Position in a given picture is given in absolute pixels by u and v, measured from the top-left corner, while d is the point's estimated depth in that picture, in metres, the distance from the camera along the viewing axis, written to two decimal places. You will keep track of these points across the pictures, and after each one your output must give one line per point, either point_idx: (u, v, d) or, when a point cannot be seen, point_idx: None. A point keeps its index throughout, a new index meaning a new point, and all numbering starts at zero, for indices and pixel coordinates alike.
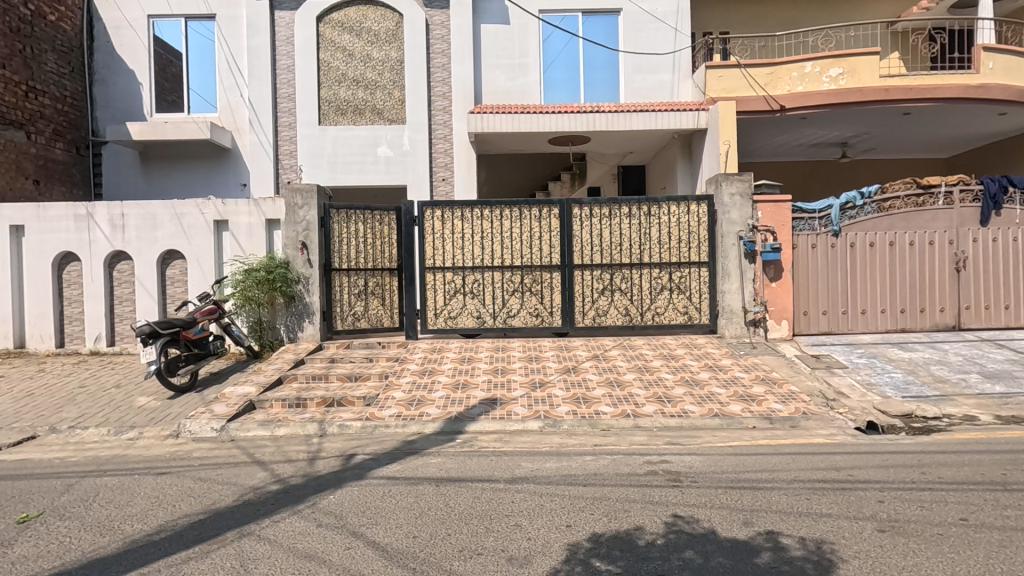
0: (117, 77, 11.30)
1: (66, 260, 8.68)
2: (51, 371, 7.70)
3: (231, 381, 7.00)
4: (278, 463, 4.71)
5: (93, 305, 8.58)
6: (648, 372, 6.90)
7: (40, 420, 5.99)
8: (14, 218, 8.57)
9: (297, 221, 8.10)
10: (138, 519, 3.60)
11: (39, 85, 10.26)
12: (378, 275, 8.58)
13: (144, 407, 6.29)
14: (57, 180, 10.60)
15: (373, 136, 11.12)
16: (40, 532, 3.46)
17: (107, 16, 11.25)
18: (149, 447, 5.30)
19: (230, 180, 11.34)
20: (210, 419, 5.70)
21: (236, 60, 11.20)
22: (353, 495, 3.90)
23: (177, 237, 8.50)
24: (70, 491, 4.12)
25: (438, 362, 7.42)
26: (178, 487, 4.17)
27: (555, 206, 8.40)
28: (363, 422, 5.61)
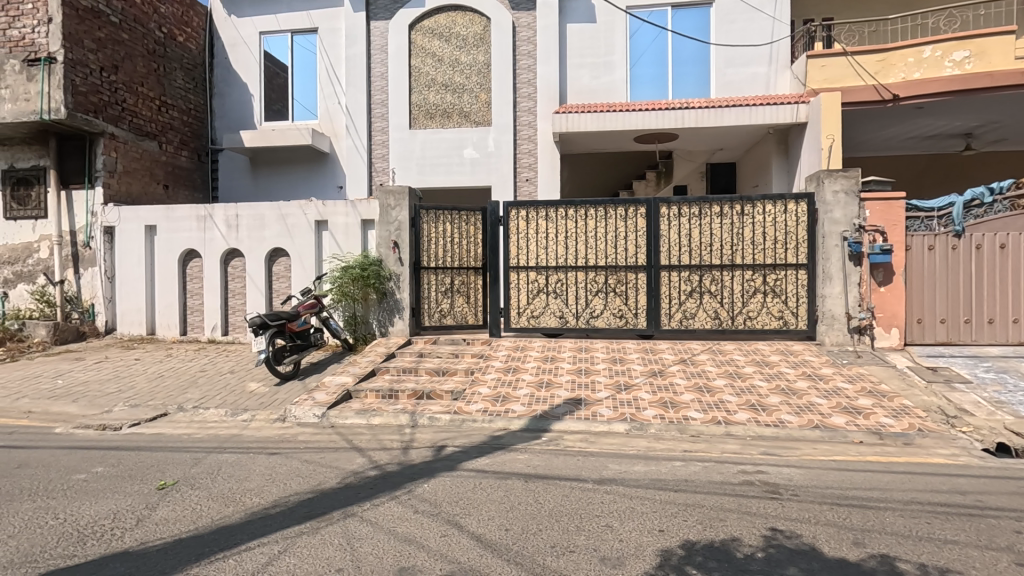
0: (233, 89, 12.38)
1: (189, 257, 9.63)
2: (177, 356, 8.58)
3: (329, 371, 7.47)
4: (375, 450, 4.98)
5: (211, 298, 9.47)
6: (740, 378, 6.61)
7: (170, 399, 6.69)
8: (148, 219, 9.63)
9: (390, 221, 8.50)
10: (255, 494, 3.95)
11: (169, 99, 11.44)
12: (464, 273, 8.80)
13: (255, 392, 6.87)
14: (182, 184, 11.76)
15: (460, 139, 11.44)
16: (177, 498, 3.89)
17: (225, 35, 12.36)
18: (260, 429, 5.79)
19: (328, 182, 12.07)
20: (313, 406, 6.12)
21: (335, 70, 11.91)
22: (446, 486, 4.04)
23: (282, 236, 9.20)
24: (199, 464, 4.59)
25: (522, 360, 7.52)
26: (288, 467, 4.52)
27: (642, 205, 8.23)
28: (452, 415, 5.81)
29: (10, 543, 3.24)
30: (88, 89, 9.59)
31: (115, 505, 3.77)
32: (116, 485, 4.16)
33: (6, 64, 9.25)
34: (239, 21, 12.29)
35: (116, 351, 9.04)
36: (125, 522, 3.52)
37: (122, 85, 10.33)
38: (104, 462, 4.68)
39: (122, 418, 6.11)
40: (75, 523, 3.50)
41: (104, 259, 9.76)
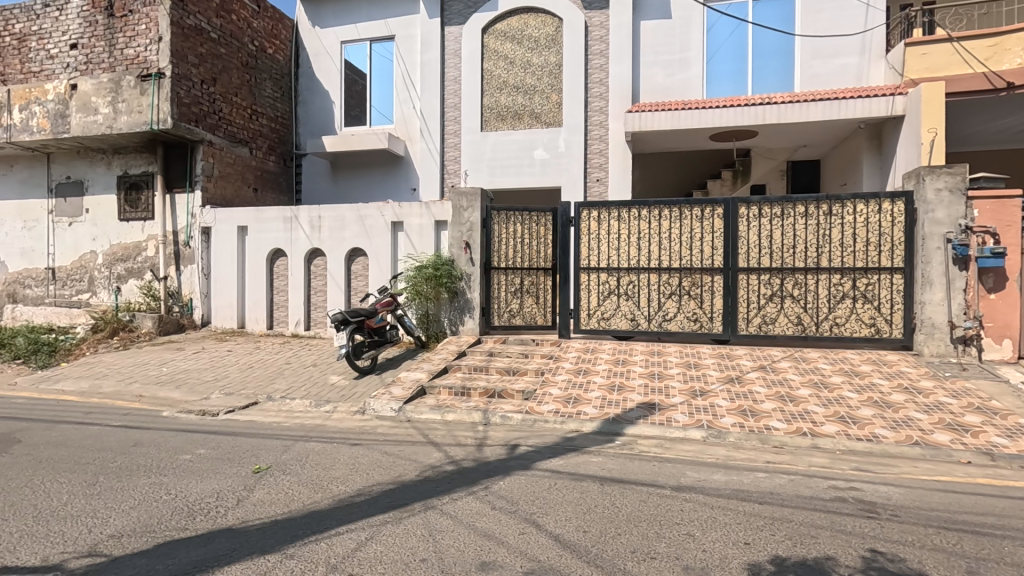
0: (316, 97, 13.05)
1: (276, 256, 10.24)
2: (265, 349, 9.16)
3: (404, 367, 7.72)
4: (450, 445, 5.10)
5: (295, 294, 10.03)
6: (827, 389, 6.22)
7: (260, 389, 7.15)
8: (241, 220, 10.33)
9: (463, 222, 8.67)
10: (341, 482, 4.14)
11: (260, 108, 12.21)
12: (534, 274, 8.80)
13: (336, 385, 7.22)
14: (270, 187, 12.51)
15: (531, 140, 11.51)
16: (272, 482, 4.16)
17: (309, 46, 13.06)
18: (342, 420, 6.07)
19: (402, 184, 12.47)
20: (390, 400, 6.36)
21: (411, 75, 12.29)
22: (521, 484, 4.08)
23: (361, 236, 9.61)
24: (289, 451, 4.88)
25: (592, 363, 7.45)
26: (370, 458, 4.72)
27: (719, 205, 7.95)
28: (524, 415, 5.84)
29: (131, 514, 3.58)
30: (190, 101, 10.42)
31: (218, 485, 4.08)
32: (217, 466, 4.50)
33: (123, 80, 10.22)
34: (322, 32, 12.95)
35: (212, 342, 9.77)
36: (227, 501, 3.80)
37: (219, 96, 11.15)
38: (206, 445, 5.07)
39: (219, 404, 6.59)
40: (184, 499, 3.81)
41: (202, 257, 10.57)
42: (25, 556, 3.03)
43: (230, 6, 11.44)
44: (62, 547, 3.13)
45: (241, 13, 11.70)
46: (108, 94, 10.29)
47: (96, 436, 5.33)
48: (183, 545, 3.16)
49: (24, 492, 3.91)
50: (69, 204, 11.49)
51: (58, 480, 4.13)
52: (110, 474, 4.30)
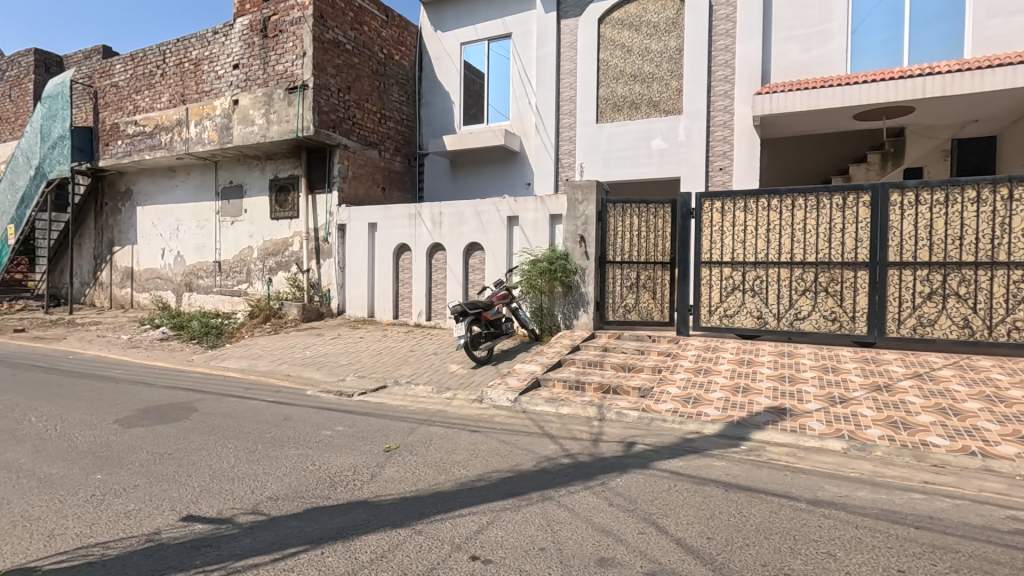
0: (437, 98, 13.65)
1: (402, 250, 10.93)
2: (392, 336, 9.84)
3: (519, 359, 7.88)
4: (566, 439, 5.12)
5: (418, 287, 10.66)
6: (1003, 404, 5.34)
7: (388, 373, 7.72)
8: (371, 218, 11.15)
9: (578, 216, 8.63)
10: (462, 467, 4.33)
11: (388, 112, 13.06)
12: (650, 268, 8.50)
13: (455, 373, 7.57)
14: (396, 186, 13.33)
15: (648, 130, 11.16)
16: (400, 461, 4.47)
17: (432, 50, 13.69)
18: (461, 407, 6.34)
19: (517, 179, 12.67)
20: (506, 390, 6.53)
21: (526, 71, 12.42)
22: (639, 483, 3.99)
23: (478, 231, 9.96)
24: (414, 433, 5.21)
25: (714, 362, 7.06)
26: (488, 445, 4.88)
27: (866, 192, 7.13)
28: (640, 412, 5.71)
29: (284, 480, 4.03)
30: (329, 109, 11.44)
31: (355, 460, 4.47)
32: (353, 443, 4.92)
33: (274, 93, 11.46)
34: (443, 35, 13.51)
35: (346, 329, 10.69)
36: (363, 475, 4.15)
37: (353, 103, 12.10)
38: (343, 423, 5.57)
39: (354, 386, 7.21)
40: (327, 471, 4.22)
41: (338, 251, 11.57)
42: (206, 507, 3.55)
43: (362, 18, 12.37)
44: (231, 503, 3.61)
45: (372, 24, 12.60)
46: (262, 107, 11.61)
47: (254, 409, 6.08)
48: (327, 512, 3.50)
49: (202, 454, 4.56)
50: (232, 205, 13.16)
51: (227, 445, 4.77)
52: (266, 443, 4.88)
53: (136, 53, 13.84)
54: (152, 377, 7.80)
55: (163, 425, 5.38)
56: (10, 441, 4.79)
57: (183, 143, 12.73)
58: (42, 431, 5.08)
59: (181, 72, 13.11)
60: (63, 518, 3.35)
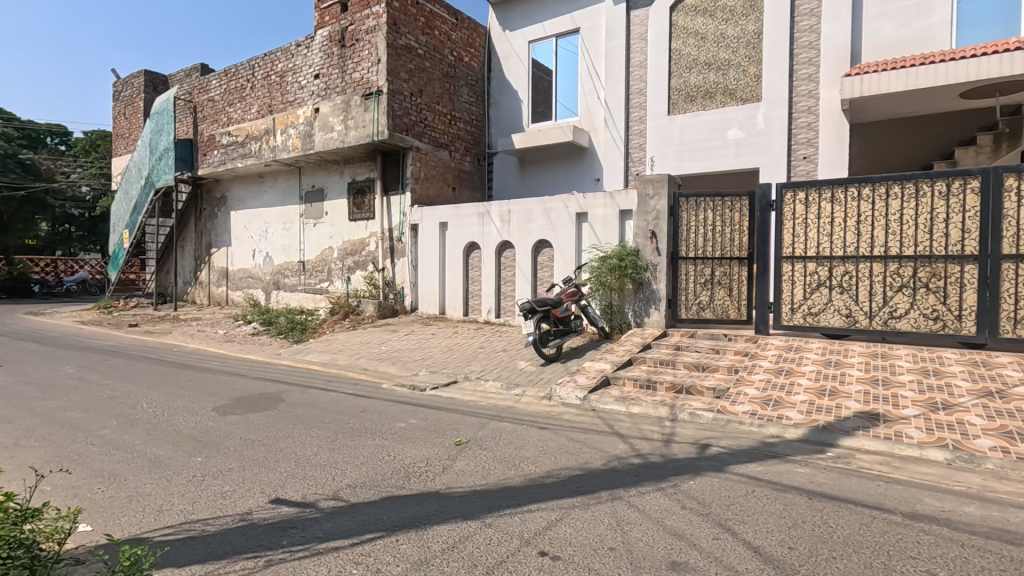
0: (506, 98, 13.71)
1: (472, 249, 11.13)
2: (462, 333, 10.03)
3: (588, 357, 7.81)
4: (636, 438, 5.02)
5: (488, 285, 10.82)
6: None
7: (459, 369, 7.90)
8: (442, 217, 11.43)
9: (648, 211, 8.42)
10: (531, 462, 4.36)
11: (458, 113, 13.32)
12: (726, 264, 8.12)
13: (524, 370, 7.62)
14: (466, 186, 13.55)
15: (723, 120, 10.69)
16: (471, 454, 4.56)
17: (500, 49, 13.76)
18: (530, 404, 6.38)
19: (586, 175, 12.51)
20: (575, 388, 6.49)
21: (595, 65, 12.23)
22: (715, 487, 3.84)
23: (547, 228, 9.98)
24: (485, 428, 5.30)
25: (796, 362, 6.67)
26: (557, 442, 4.88)
27: (975, 178, 6.49)
28: (715, 413, 5.50)
29: (362, 468, 4.23)
30: (402, 113, 11.84)
31: (427, 452, 4.61)
32: (426, 436, 5.07)
33: (351, 100, 12.01)
34: (512, 34, 13.51)
35: (419, 325, 11.02)
36: (435, 467, 4.27)
37: (425, 106, 12.44)
38: (416, 416, 5.76)
39: (427, 381, 7.44)
40: (401, 461, 4.38)
41: (411, 250, 11.95)
42: (292, 491, 3.79)
43: (433, 23, 12.71)
44: (314, 488, 3.84)
45: (442, 27, 12.91)
46: (341, 113, 12.21)
47: (335, 400, 6.42)
48: (401, 501, 3.63)
49: (289, 441, 4.88)
50: (314, 208, 13.93)
51: (311, 434, 5.07)
52: (346, 433, 5.13)
53: (230, 68, 14.95)
54: (245, 369, 8.43)
55: (254, 413, 5.80)
56: (127, 423, 5.35)
57: (271, 151, 13.62)
58: (152, 416, 5.63)
59: (268, 84, 14.03)
60: (170, 495, 3.69)
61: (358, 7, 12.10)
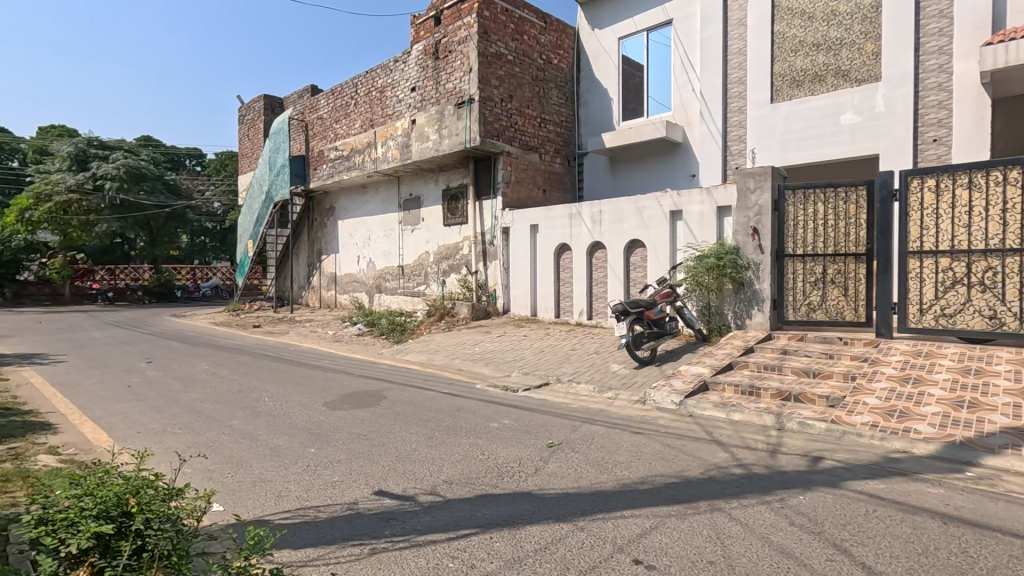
0: (595, 97, 13.51)
1: (563, 250, 11.14)
2: (554, 335, 10.04)
3: (685, 360, 7.50)
4: (738, 447, 4.75)
5: (579, 286, 10.76)
6: None
7: (550, 371, 7.93)
8: (532, 219, 11.54)
9: (749, 206, 7.95)
10: (625, 467, 4.27)
11: (548, 116, 13.38)
12: (839, 261, 7.45)
13: (617, 372, 7.48)
14: (556, 187, 13.54)
15: (835, 104, 9.85)
16: (563, 457, 4.56)
17: (589, 49, 13.60)
18: (624, 408, 6.24)
19: (681, 172, 12.04)
20: (671, 392, 6.28)
21: (690, 56, 11.73)
22: (828, 504, 3.54)
23: (639, 227, 9.74)
24: (577, 431, 5.27)
25: (926, 370, 5.97)
26: (652, 448, 4.74)
27: None
28: (829, 424, 5.06)
29: (457, 466, 4.37)
30: (493, 119, 12.11)
31: (520, 453, 4.66)
32: (519, 436, 5.14)
33: (445, 109, 12.50)
34: (601, 32, 13.32)
35: (511, 327, 11.16)
36: (528, 467, 4.31)
37: (515, 110, 12.62)
38: (509, 416, 5.85)
39: (519, 382, 7.54)
40: (495, 460, 4.47)
41: (503, 253, 12.17)
42: (393, 484, 4.00)
43: (522, 28, 12.89)
44: (414, 482, 4.03)
45: (531, 32, 13.05)
46: (436, 123, 12.75)
47: (432, 399, 6.69)
48: (495, 499, 3.71)
49: (391, 436, 5.16)
50: (412, 215, 14.62)
51: (410, 430, 5.32)
52: (442, 431, 5.34)
53: (336, 88, 16.11)
54: (351, 367, 9.03)
55: (360, 409, 6.20)
56: (253, 415, 5.94)
57: (372, 162, 14.49)
58: (273, 409, 6.19)
59: (370, 100, 14.94)
60: (288, 482, 4.05)
61: (451, 20, 12.58)
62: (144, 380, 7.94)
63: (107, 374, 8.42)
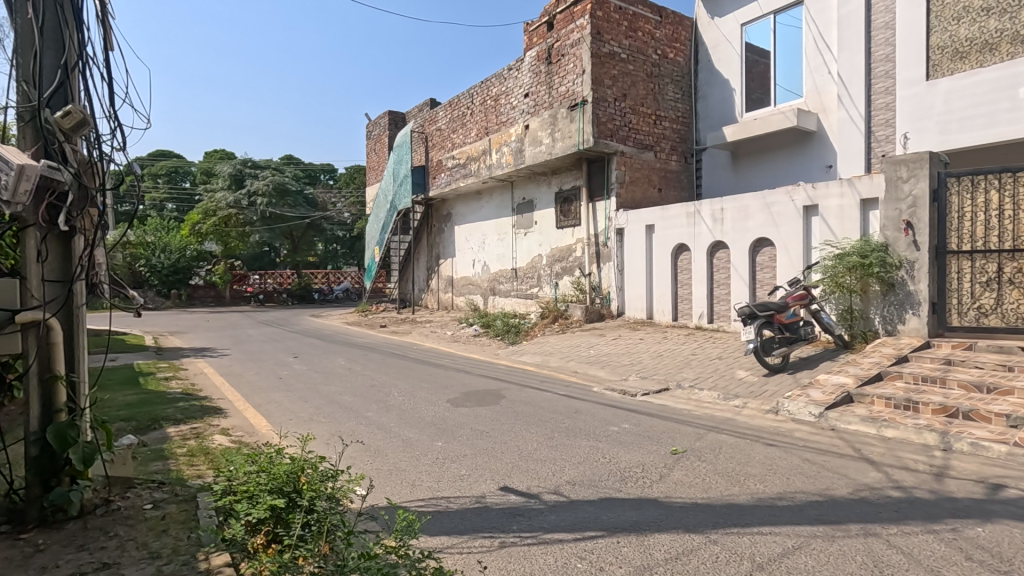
0: (715, 89, 12.82)
1: (681, 250, 10.72)
2: (672, 339, 9.68)
3: (824, 368, 6.85)
4: (894, 467, 4.24)
5: (699, 288, 10.28)
6: None
7: (670, 376, 7.65)
8: (648, 220, 11.24)
9: (901, 198, 7.10)
10: (759, 481, 4.00)
11: (664, 112, 12.95)
12: (1019, 257, 6.48)
13: (744, 380, 7.03)
14: (672, 186, 13.04)
15: (1012, 76, 8.49)
16: (689, 465, 4.38)
17: (709, 39, 12.96)
18: (753, 417, 5.85)
19: (815, 163, 11.06)
20: (808, 403, 5.79)
21: (825, 36, 10.73)
22: (1016, 539, 3.05)
23: (767, 225, 9.11)
24: (703, 439, 5.03)
25: None
26: (789, 462, 4.39)
27: None
28: (1011, 448, 4.37)
29: (579, 468, 4.37)
30: (607, 119, 11.98)
31: (643, 458, 4.55)
32: (641, 441, 5.02)
33: (558, 113, 12.59)
34: (721, 21, 12.64)
35: (626, 329, 10.93)
36: (652, 474, 4.20)
37: (629, 109, 12.38)
38: (628, 421, 5.74)
39: (637, 386, 7.36)
40: (617, 465, 4.41)
41: (616, 254, 11.96)
42: (518, 482, 4.10)
43: (637, 24, 12.62)
44: (538, 481, 4.09)
45: (645, 27, 12.74)
46: (548, 127, 12.89)
47: (550, 400, 6.75)
48: (620, 504, 3.66)
49: (512, 435, 5.29)
50: (525, 218, 14.89)
51: (530, 430, 5.41)
52: (562, 432, 5.36)
53: (453, 99, 16.90)
54: (471, 367, 9.40)
55: (481, 407, 6.44)
56: (386, 408, 6.40)
57: (487, 169, 15.00)
58: (402, 403, 6.63)
59: (485, 109, 15.49)
60: (420, 472, 4.31)
61: (564, 23, 12.67)
62: (292, 373, 8.90)
63: (262, 367, 9.54)
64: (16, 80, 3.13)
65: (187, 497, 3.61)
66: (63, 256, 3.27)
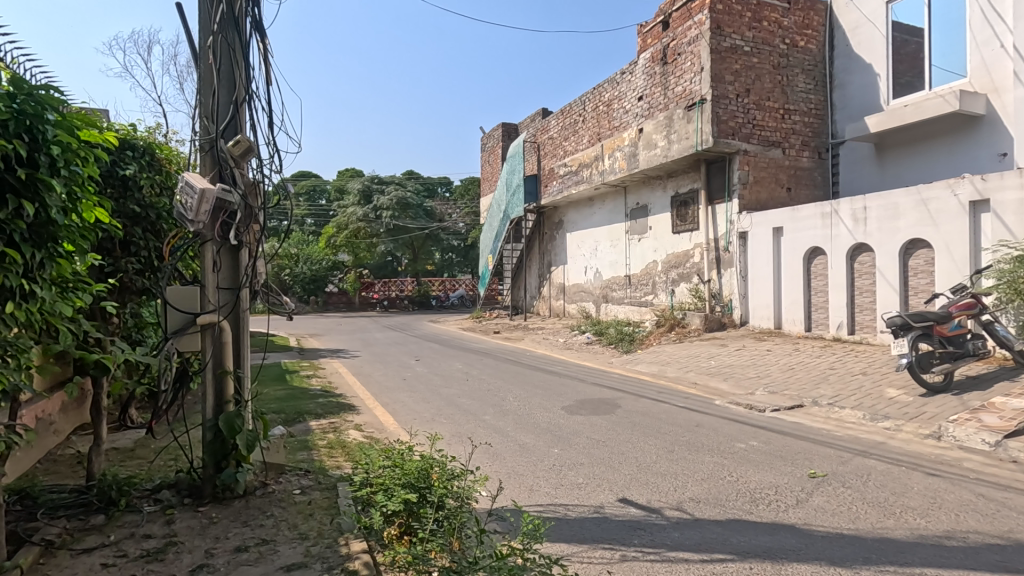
0: (854, 76, 11.62)
1: (814, 254, 9.82)
2: (805, 351, 8.89)
3: (999, 389, 5.89)
4: None
5: (837, 296, 9.36)
6: None
7: (804, 391, 7.01)
8: (775, 221, 10.43)
9: None
10: (919, 515, 3.52)
11: (793, 105, 11.99)
12: None
13: (895, 399, 6.24)
14: (803, 184, 12.01)
15: None
16: (831, 491, 3.97)
17: (847, 21, 11.80)
18: (908, 442, 5.17)
19: (984, 152, 9.60)
20: (980, 430, 5.01)
21: (996, 5, 9.24)
22: None
23: (922, 224, 8.05)
24: (847, 464, 4.54)
25: None
26: (958, 496, 3.81)
27: None
28: None
29: (704, 484, 4.14)
30: (728, 117, 11.35)
31: (776, 480, 4.21)
32: (772, 461, 4.66)
33: (674, 114, 12.18)
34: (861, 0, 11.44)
35: (751, 340, 10.22)
36: (787, 498, 3.86)
37: (753, 105, 11.62)
38: (757, 438, 5.35)
39: (765, 401, 6.84)
40: (746, 485, 4.12)
41: (739, 259, 11.24)
42: (638, 494, 3.98)
43: (762, 14, 11.84)
44: (659, 495, 3.94)
45: (772, 16, 11.90)
46: (664, 129, 12.50)
47: (668, 412, 6.50)
48: (751, 527, 3.41)
49: (629, 446, 5.15)
50: (639, 224, 14.53)
51: (648, 442, 5.23)
52: (682, 446, 5.12)
53: (565, 107, 17.01)
54: (584, 374, 9.34)
55: (596, 415, 6.36)
56: (502, 412, 6.55)
57: (600, 175, 14.89)
58: (517, 408, 6.74)
59: (597, 114, 15.39)
60: (538, 478, 4.35)
61: (680, 21, 12.25)
62: (415, 375, 9.44)
63: (388, 368, 10.24)
64: (199, 116, 3.67)
65: (328, 485, 3.97)
66: (233, 266, 3.74)
